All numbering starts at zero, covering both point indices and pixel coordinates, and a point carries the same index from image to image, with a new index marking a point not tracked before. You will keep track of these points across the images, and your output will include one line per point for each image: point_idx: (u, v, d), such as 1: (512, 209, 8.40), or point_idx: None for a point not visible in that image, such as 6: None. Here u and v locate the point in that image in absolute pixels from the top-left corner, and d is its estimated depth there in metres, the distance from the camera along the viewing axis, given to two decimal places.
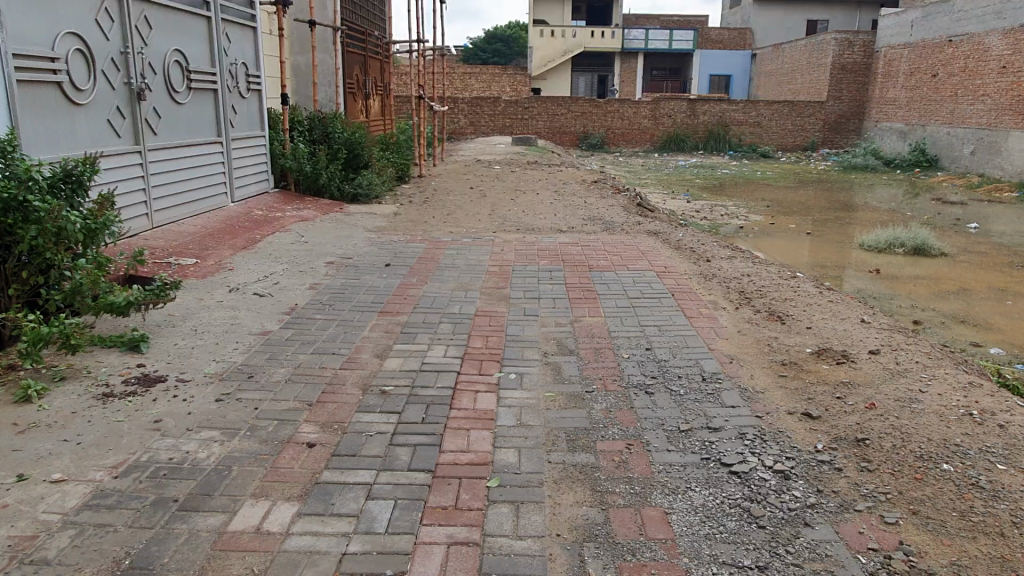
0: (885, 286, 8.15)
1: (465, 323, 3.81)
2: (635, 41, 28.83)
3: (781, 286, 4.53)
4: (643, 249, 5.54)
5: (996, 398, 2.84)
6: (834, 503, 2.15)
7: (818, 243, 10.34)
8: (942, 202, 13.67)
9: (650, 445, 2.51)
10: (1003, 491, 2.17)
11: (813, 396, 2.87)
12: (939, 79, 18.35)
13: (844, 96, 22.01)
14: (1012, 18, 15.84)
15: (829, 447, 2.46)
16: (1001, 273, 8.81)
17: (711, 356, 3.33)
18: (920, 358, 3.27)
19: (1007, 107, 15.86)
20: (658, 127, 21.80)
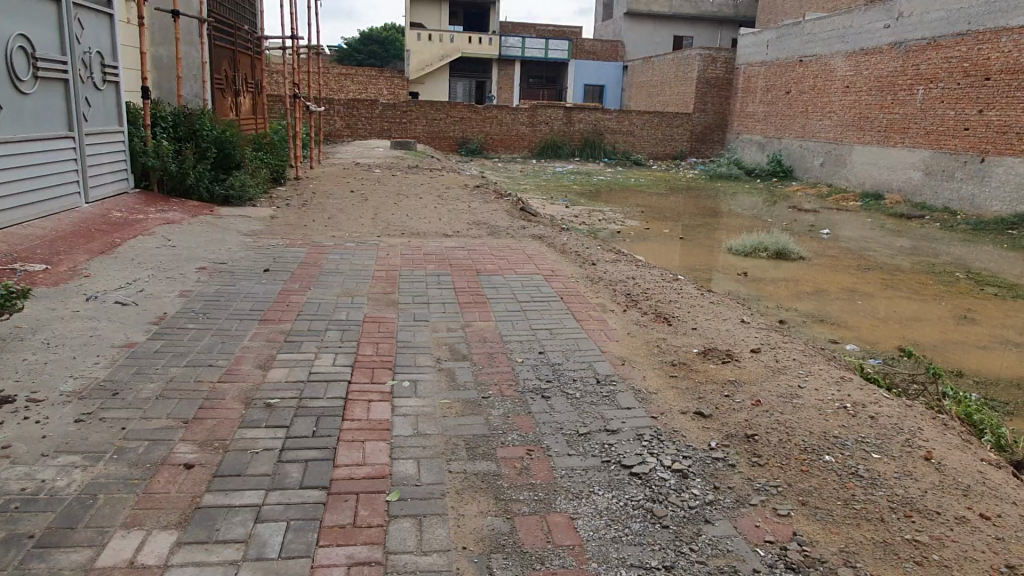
0: (752, 288, 8.66)
1: (354, 329, 3.66)
2: (511, 49, 29.23)
3: (664, 288, 4.67)
4: (529, 253, 5.56)
5: (864, 391, 3.04)
6: (730, 499, 2.21)
7: (689, 248, 10.84)
8: (798, 209, 14.75)
9: (551, 450, 2.49)
10: (880, 478, 2.31)
11: (702, 395, 2.96)
12: (792, 96, 19.83)
13: (708, 109, 23.32)
14: (853, 42, 17.38)
15: (721, 444, 2.53)
16: (850, 275, 9.59)
17: (603, 358, 3.37)
18: (796, 355, 3.45)
19: (850, 123, 17.35)
20: (535, 134, 22.21)
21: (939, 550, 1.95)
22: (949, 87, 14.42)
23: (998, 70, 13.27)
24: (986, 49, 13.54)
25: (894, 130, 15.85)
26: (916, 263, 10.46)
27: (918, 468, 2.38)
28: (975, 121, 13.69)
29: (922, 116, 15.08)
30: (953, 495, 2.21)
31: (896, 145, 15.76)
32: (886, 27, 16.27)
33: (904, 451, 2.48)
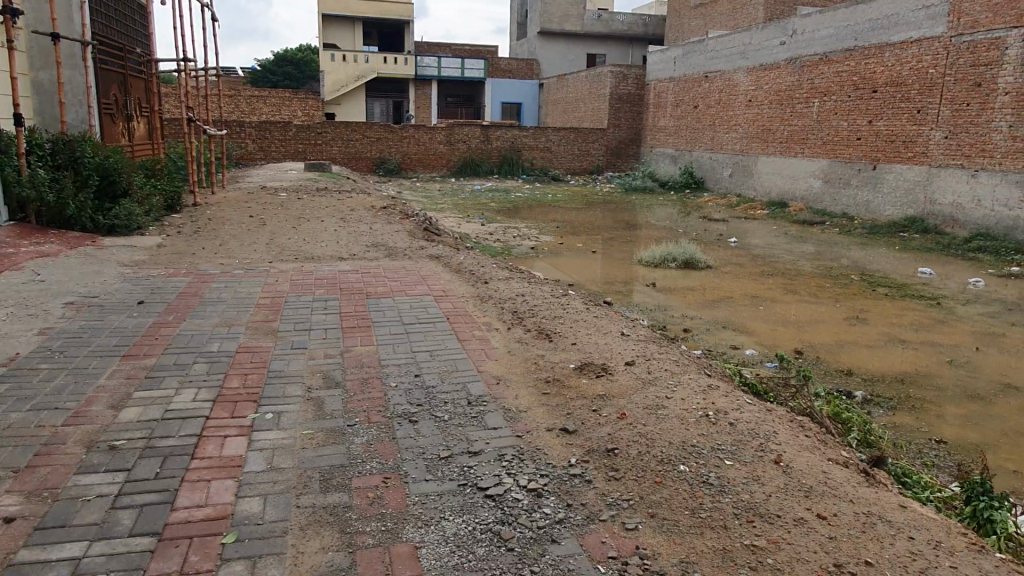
0: (661, 298, 8.83)
1: (224, 361, 3.52)
2: (427, 68, 29.26)
3: (551, 304, 4.70)
4: (422, 273, 5.51)
5: (729, 398, 3.12)
6: (580, 516, 2.21)
7: (600, 261, 10.99)
8: (708, 220, 15.19)
9: (408, 477, 2.43)
10: (728, 485, 2.35)
11: (571, 411, 2.97)
12: (699, 111, 20.49)
13: (622, 124, 23.83)
14: (753, 58, 18.13)
15: (581, 461, 2.54)
16: (753, 282, 9.90)
17: (478, 378, 3.35)
18: (668, 365, 3.52)
19: (754, 135, 18.03)
20: (453, 152, 22.18)
21: (774, 553, 1.99)
22: (841, 100, 15.20)
23: (884, 83, 14.07)
24: (872, 63, 14.35)
25: (794, 141, 16.58)
26: (816, 267, 10.90)
27: (766, 471, 2.44)
28: (866, 131, 14.46)
29: (819, 128, 15.84)
30: (796, 497, 2.28)
31: (797, 155, 16.46)
32: (782, 43, 17.05)
33: (756, 456, 2.55)
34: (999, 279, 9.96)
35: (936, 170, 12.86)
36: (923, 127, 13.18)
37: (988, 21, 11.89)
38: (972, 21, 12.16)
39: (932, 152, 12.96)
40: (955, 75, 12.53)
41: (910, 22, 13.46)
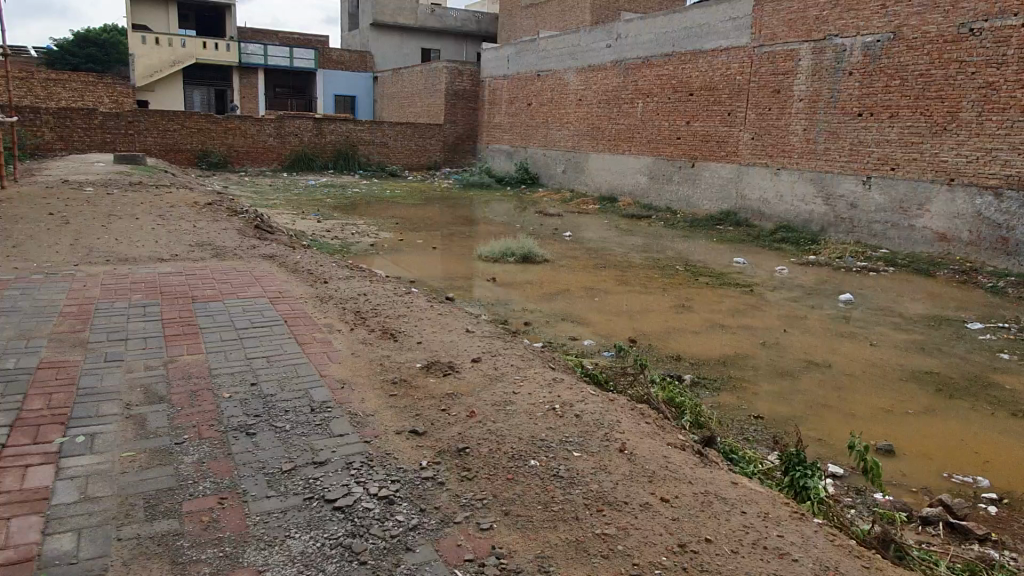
0: (502, 292, 8.97)
1: (22, 379, 3.10)
2: (252, 56, 27.73)
3: (395, 303, 4.60)
4: (255, 274, 5.20)
5: (573, 390, 3.20)
6: (434, 520, 2.16)
7: (441, 256, 10.95)
8: (545, 215, 15.63)
9: (247, 495, 2.26)
10: (578, 476, 2.40)
11: (420, 412, 2.91)
12: (533, 108, 21.03)
13: (458, 121, 23.94)
14: (581, 59, 18.87)
15: (432, 463, 2.50)
16: (588, 274, 10.30)
17: (321, 383, 3.19)
18: (514, 360, 3.56)
19: (584, 133, 18.80)
20: (284, 146, 21.18)
21: (623, 540, 2.05)
22: (662, 102, 16.20)
23: (699, 87, 15.16)
24: (688, 68, 15.43)
25: (621, 140, 17.47)
26: (645, 259, 11.56)
27: (612, 460, 2.52)
28: (685, 132, 15.55)
29: (643, 127, 16.80)
30: (640, 483, 2.37)
31: (623, 153, 17.37)
32: (607, 46, 17.89)
33: (602, 445, 2.63)
34: (800, 267, 11.09)
35: (745, 169, 14.10)
36: (733, 129, 14.38)
37: (784, 34, 13.19)
38: (771, 34, 13.43)
39: (742, 152, 14.19)
40: (758, 82, 13.77)
41: (719, 31, 14.63)
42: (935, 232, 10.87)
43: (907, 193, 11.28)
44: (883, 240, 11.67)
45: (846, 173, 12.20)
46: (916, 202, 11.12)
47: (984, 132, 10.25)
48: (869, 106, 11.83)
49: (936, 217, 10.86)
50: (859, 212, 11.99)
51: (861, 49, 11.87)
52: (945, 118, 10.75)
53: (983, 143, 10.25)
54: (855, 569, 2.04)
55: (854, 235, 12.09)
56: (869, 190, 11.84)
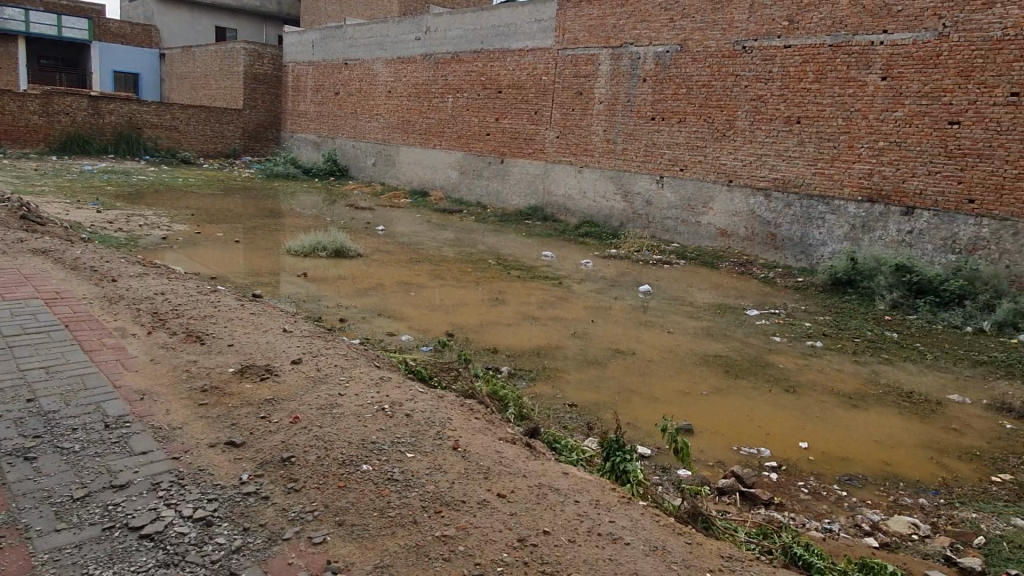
0: (313, 288, 8.60)
1: None
2: (10, 22, 24.23)
3: (199, 303, 4.23)
4: (25, 272, 4.53)
5: (401, 389, 3.14)
6: (260, 539, 2.03)
7: (243, 251, 10.28)
8: (355, 208, 15.22)
9: (30, 531, 1.99)
10: (413, 478, 2.35)
11: (236, 420, 2.70)
12: (340, 98, 20.40)
13: (259, 106, 22.59)
14: (390, 50, 18.60)
15: (254, 475, 2.34)
16: (402, 269, 10.18)
17: (115, 395, 2.84)
18: (337, 361, 3.43)
19: (394, 126, 18.57)
20: (53, 125, 18.69)
21: (463, 540, 2.05)
22: (471, 98, 16.42)
23: (507, 85, 15.54)
24: (496, 66, 15.76)
25: (432, 134, 17.47)
26: (458, 253, 11.65)
27: (446, 459, 2.51)
28: (494, 128, 15.88)
29: (453, 122, 16.92)
30: (476, 480, 2.38)
31: (434, 147, 17.40)
32: (416, 38, 17.79)
33: (436, 444, 2.60)
34: (602, 260, 11.77)
35: (551, 166, 14.72)
36: (540, 127, 14.92)
37: (585, 39, 13.89)
38: (573, 38, 14.09)
39: (548, 150, 14.78)
40: (562, 83, 14.40)
41: (525, 32, 15.09)
42: (717, 228, 12.09)
43: (694, 192, 12.39)
44: (674, 235, 12.73)
45: (642, 173, 13.15)
46: (701, 201, 12.27)
47: (755, 140, 11.51)
48: (661, 111, 12.82)
49: (718, 214, 12.07)
50: (653, 209, 13.00)
51: (653, 58, 12.83)
52: (724, 125, 11.92)
53: (755, 149, 11.52)
54: (679, 547, 2.24)
55: (649, 231, 13.07)
56: (661, 188, 12.86)
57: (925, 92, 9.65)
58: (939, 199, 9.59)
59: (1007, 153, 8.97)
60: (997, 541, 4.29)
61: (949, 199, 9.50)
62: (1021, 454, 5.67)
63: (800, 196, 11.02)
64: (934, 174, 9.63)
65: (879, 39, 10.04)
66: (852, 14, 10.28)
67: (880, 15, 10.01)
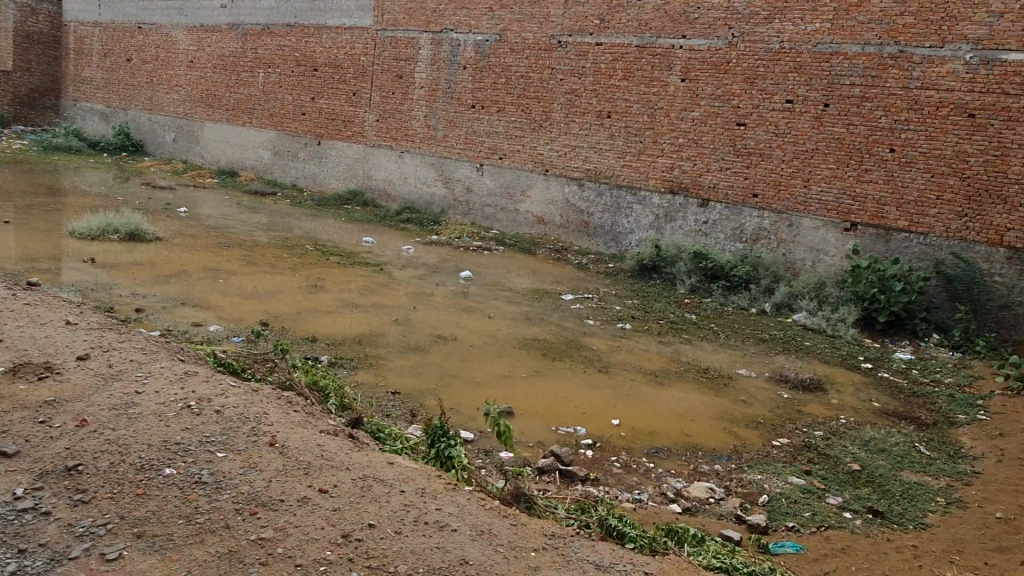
0: (102, 274, 7.77)
1: None
2: None
3: None
4: None
5: (210, 384, 3.48)
6: (42, 560, 2.36)
7: (15, 233, 9.05)
8: (152, 187, 13.91)
9: None
10: (223, 480, 2.74)
11: (11, 429, 3.01)
12: (133, 65, 18.54)
13: (33, 69, 19.82)
14: (192, 17, 17.20)
15: (32, 490, 2.68)
16: (209, 254, 9.49)
17: None
18: (133, 355, 3.71)
19: (198, 99, 17.20)
20: None
21: (282, 542, 2.44)
22: (284, 74, 15.61)
23: (323, 63, 14.97)
24: (311, 42, 15.12)
25: (240, 110, 16.41)
26: (271, 238, 11.07)
27: (263, 456, 2.91)
28: (309, 107, 15.22)
29: (264, 99, 15.98)
30: (296, 477, 2.80)
31: (243, 124, 16.38)
32: (222, 7, 16.59)
33: (251, 442, 3.01)
34: (423, 246, 11.75)
35: (370, 149, 14.42)
36: (358, 109, 14.52)
37: (404, 22, 13.73)
38: (393, 19, 13.86)
39: (367, 133, 14.45)
40: (381, 64, 14.12)
41: (342, 9, 14.59)
42: (535, 215, 12.49)
43: (512, 179, 12.70)
44: (493, 222, 12.98)
45: (462, 160, 13.25)
46: (519, 188, 12.60)
47: (570, 132, 12.01)
48: (480, 99, 12.97)
49: (535, 202, 12.48)
50: (473, 196, 13.16)
51: (472, 46, 12.95)
52: (541, 116, 12.30)
53: (569, 141, 12.02)
54: (504, 528, 2.73)
55: (469, 217, 13.22)
56: (481, 176, 13.05)
57: (717, 95, 10.58)
58: (729, 192, 10.60)
59: (784, 153, 10.09)
60: (778, 499, 4.83)
61: (737, 193, 10.53)
62: (796, 420, 6.43)
63: (610, 186, 11.65)
64: (724, 170, 10.61)
65: (679, 43, 10.86)
66: (655, 18, 11.01)
67: (680, 20, 10.82)
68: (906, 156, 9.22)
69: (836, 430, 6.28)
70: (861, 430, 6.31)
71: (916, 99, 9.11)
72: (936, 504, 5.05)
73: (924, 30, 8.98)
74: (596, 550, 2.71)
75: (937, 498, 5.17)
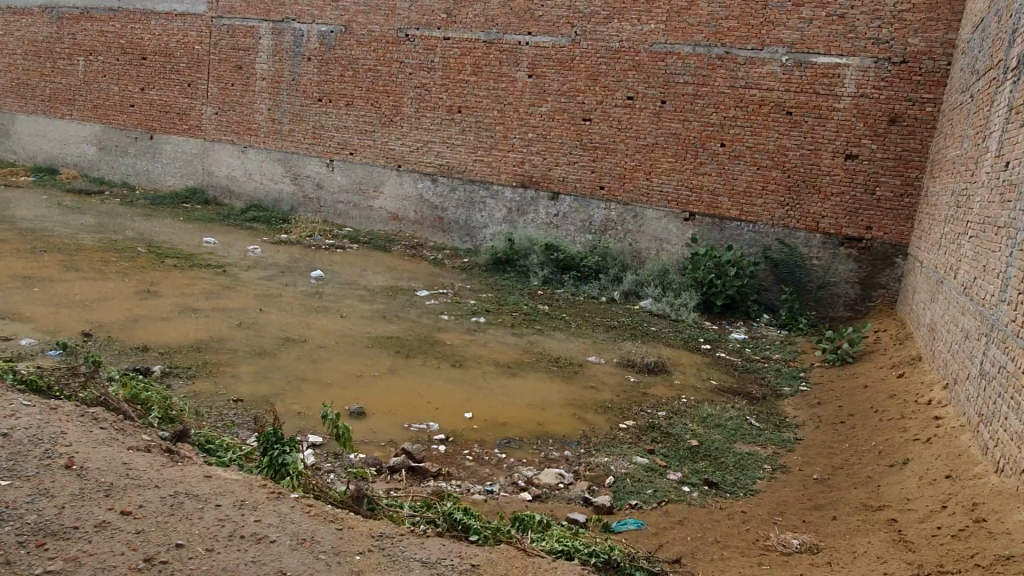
0: None
1: None
2: None
3: None
4: None
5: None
6: None
7: None
8: None
9: None
10: (8, 510, 2.60)
11: None
12: None
13: None
14: None
15: None
16: (23, 260, 8.57)
17: None
18: None
19: (8, 89, 15.54)
20: None
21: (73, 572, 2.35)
22: (109, 63, 14.41)
23: (153, 52, 13.95)
24: (137, 28, 14.05)
25: (59, 102, 14.99)
26: (98, 240, 10.18)
27: (58, 480, 2.83)
28: (138, 99, 14.15)
29: (85, 89, 14.67)
30: (96, 500, 2.75)
31: (63, 117, 14.98)
32: None
33: (45, 465, 2.92)
34: (271, 245, 11.26)
35: (210, 144, 13.62)
36: (194, 101, 13.66)
37: (241, 9, 13.05)
38: (229, 7, 13.14)
39: (205, 127, 13.63)
40: (218, 54, 13.37)
41: None
42: (388, 212, 12.31)
43: (364, 175, 12.44)
44: (346, 219, 12.66)
45: (310, 155, 12.82)
46: (372, 185, 12.37)
47: (420, 126, 11.91)
48: (327, 92, 12.58)
49: (388, 198, 12.30)
50: (324, 193, 12.78)
51: (316, 37, 12.52)
52: (390, 110, 12.11)
53: (420, 136, 11.92)
54: (326, 533, 2.84)
55: (321, 215, 12.82)
56: (332, 172, 12.69)
57: (563, 90, 10.85)
58: (578, 185, 10.93)
59: (627, 148, 10.54)
60: (623, 479, 5.04)
61: (585, 186, 10.88)
62: (641, 402, 6.75)
63: (463, 181, 11.69)
64: (572, 164, 10.92)
65: (525, 39, 11.03)
66: (502, 14, 11.11)
67: (525, 17, 10.99)
68: (735, 150, 9.91)
69: (678, 408, 6.65)
70: (700, 407, 6.72)
71: (741, 97, 9.80)
72: (763, 471, 5.47)
73: (746, 33, 9.68)
74: (424, 548, 2.85)
75: (765, 465, 5.60)
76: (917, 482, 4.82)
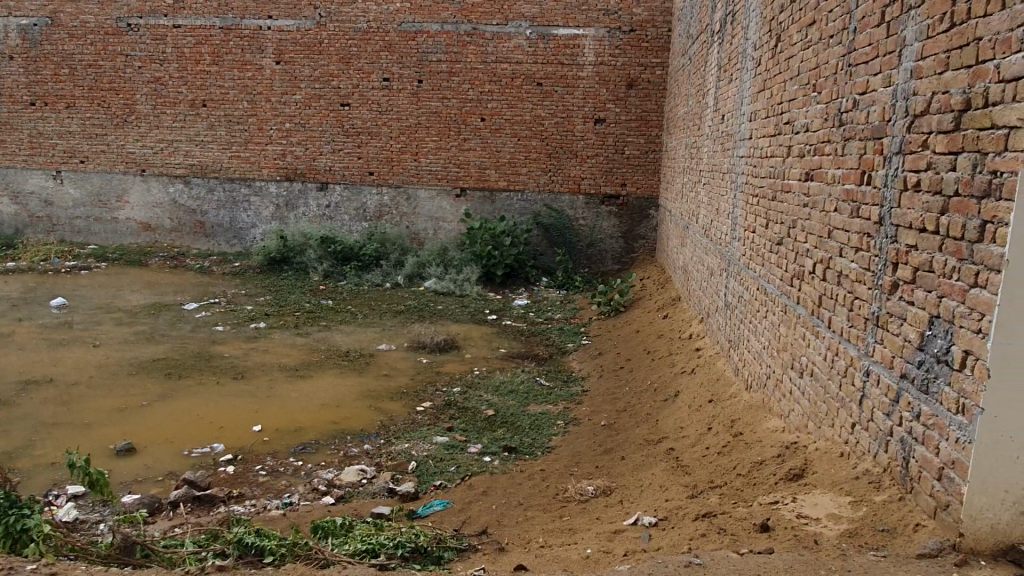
0: None
1: None
2: None
3: None
4: None
5: None
6: None
7: None
8: None
9: None
10: None
11: None
12: None
13: None
14: None
15: None
16: None
17: None
18: None
19: None
20: None
21: None
22: None
23: None
24: None
25: None
26: None
27: None
28: None
29: None
30: None
31: None
32: None
33: None
34: None
35: None
36: None
37: None
38: None
39: None
40: None
41: None
42: (138, 222, 11.14)
43: (102, 185, 11.15)
44: (87, 236, 11.30)
45: (30, 168, 11.26)
46: (112, 194, 11.12)
47: (161, 125, 10.83)
48: (40, 94, 10.99)
49: (135, 208, 11.13)
50: (55, 209, 11.31)
51: (17, 32, 10.85)
52: (122, 110, 10.87)
53: (162, 135, 10.85)
54: None
55: (55, 234, 11.34)
56: (60, 185, 11.24)
57: (315, 76, 10.40)
58: (346, 173, 10.62)
59: (390, 130, 10.40)
60: (425, 462, 5.03)
61: (353, 172, 10.60)
62: (435, 382, 6.77)
63: (219, 180, 10.87)
64: (337, 152, 10.56)
65: (266, 24, 10.36)
66: None
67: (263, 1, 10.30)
68: (495, 124, 10.17)
69: (472, 382, 6.76)
70: (493, 377, 6.89)
71: (493, 72, 10.05)
72: (557, 427, 5.75)
73: (489, 9, 9.91)
74: None
75: (558, 421, 5.88)
76: (687, 410, 5.32)
